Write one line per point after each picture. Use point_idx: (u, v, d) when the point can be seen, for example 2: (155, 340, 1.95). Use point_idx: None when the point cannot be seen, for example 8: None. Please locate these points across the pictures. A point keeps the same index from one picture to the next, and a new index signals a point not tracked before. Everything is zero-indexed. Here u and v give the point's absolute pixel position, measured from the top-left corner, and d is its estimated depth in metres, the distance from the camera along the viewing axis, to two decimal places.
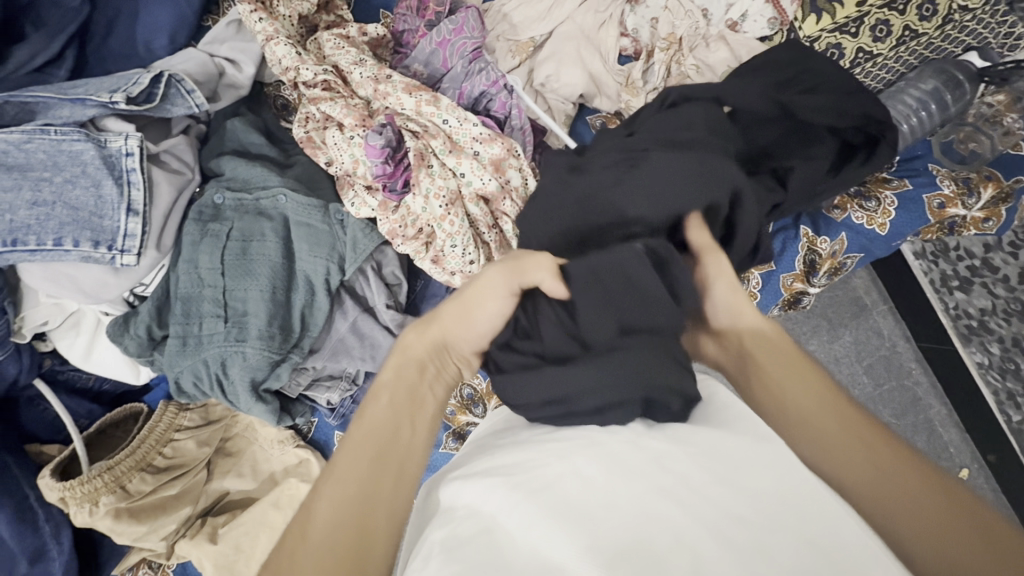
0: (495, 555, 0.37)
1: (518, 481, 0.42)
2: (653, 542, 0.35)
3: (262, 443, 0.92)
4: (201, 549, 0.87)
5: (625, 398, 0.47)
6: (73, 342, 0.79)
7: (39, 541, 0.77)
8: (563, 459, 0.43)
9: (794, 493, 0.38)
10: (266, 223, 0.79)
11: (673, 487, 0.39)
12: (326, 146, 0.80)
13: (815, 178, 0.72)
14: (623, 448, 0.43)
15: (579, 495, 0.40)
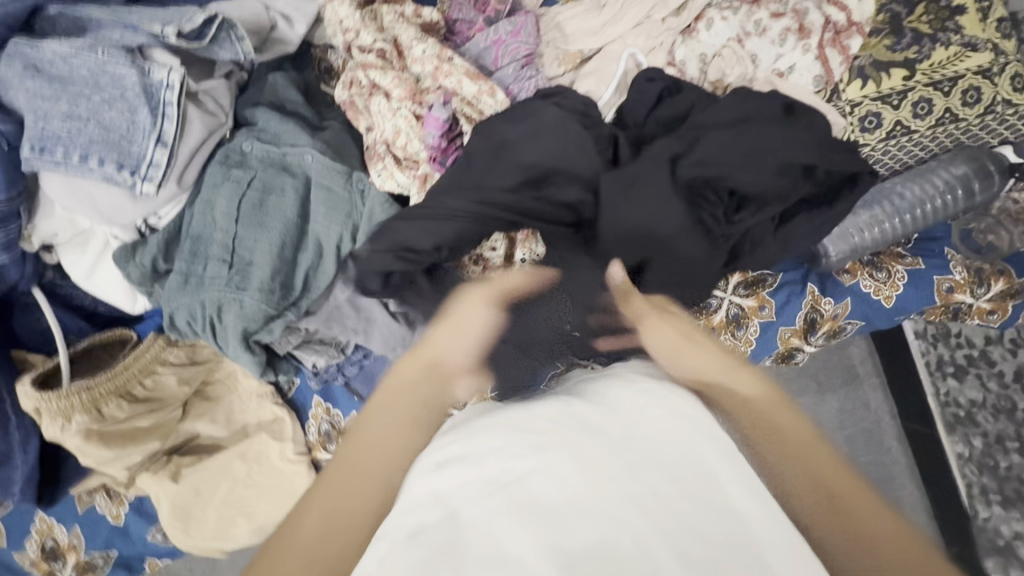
0: (448, 542, 0.38)
1: (488, 472, 0.41)
2: (618, 553, 0.36)
3: (241, 393, 0.93)
4: (163, 486, 0.87)
5: (594, 402, 0.45)
6: (77, 260, 0.80)
7: (6, 447, 0.77)
8: (540, 454, 0.41)
9: (754, 524, 0.39)
10: (288, 179, 0.80)
11: (642, 498, 0.39)
12: (370, 112, 0.81)
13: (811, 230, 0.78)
14: (604, 446, 0.41)
15: (549, 496, 0.39)
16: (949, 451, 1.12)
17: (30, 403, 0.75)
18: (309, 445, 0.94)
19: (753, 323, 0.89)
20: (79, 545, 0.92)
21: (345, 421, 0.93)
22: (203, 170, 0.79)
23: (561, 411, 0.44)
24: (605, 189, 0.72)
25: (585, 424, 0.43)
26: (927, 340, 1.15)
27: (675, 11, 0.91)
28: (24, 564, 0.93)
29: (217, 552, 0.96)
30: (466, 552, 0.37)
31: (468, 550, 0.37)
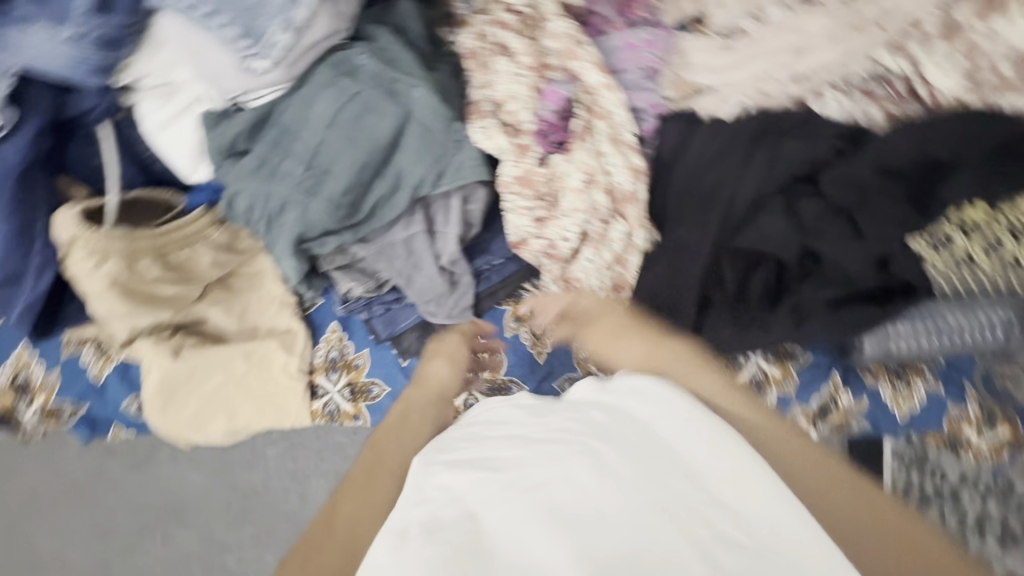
0: (474, 541, 0.52)
1: (512, 479, 0.55)
2: (646, 554, 0.48)
3: (263, 294, 0.91)
4: (159, 357, 0.85)
5: (608, 414, 0.58)
6: (154, 109, 0.78)
7: (22, 266, 0.75)
8: (558, 465, 0.54)
9: (761, 533, 0.48)
10: (391, 104, 0.78)
11: (667, 504, 0.50)
12: (492, 71, 0.82)
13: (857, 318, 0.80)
14: (617, 458, 0.54)
15: (572, 501, 0.52)
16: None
17: (67, 233, 0.73)
18: (311, 367, 0.93)
19: (771, 391, 0.94)
20: (52, 389, 0.89)
21: (354, 354, 0.93)
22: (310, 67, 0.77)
23: (577, 418, 0.58)
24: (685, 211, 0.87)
25: (600, 436, 0.56)
26: None
27: (795, 77, 0.92)
28: None
29: (182, 443, 0.95)
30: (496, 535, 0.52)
31: (506, 548, 0.51)
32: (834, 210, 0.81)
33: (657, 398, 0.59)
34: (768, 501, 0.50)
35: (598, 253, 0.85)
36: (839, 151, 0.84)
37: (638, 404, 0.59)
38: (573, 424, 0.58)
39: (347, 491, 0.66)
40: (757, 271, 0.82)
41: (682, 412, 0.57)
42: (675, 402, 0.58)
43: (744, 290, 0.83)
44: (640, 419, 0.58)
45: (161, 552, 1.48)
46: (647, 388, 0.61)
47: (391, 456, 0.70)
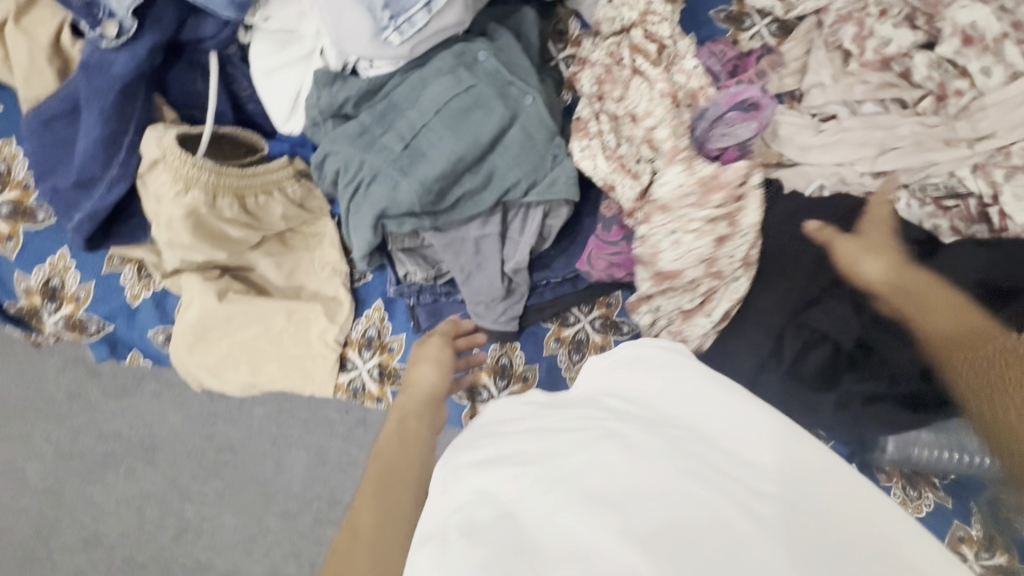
0: (518, 535, 0.39)
1: (540, 471, 0.43)
2: (686, 523, 0.36)
3: (317, 257, 0.90)
4: (202, 296, 0.83)
5: (627, 400, 0.48)
6: (269, 54, 0.78)
7: (97, 174, 0.74)
8: (581, 452, 0.42)
9: (822, 490, 0.37)
10: (501, 104, 0.79)
11: (698, 469, 0.39)
12: (628, 88, 0.84)
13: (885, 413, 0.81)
14: (645, 434, 0.42)
15: (605, 484, 0.40)
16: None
17: (155, 153, 0.73)
18: (346, 339, 0.91)
19: None
20: (82, 302, 0.86)
21: (391, 337, 0.90)
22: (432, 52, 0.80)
23: (595, 407, 0.48)
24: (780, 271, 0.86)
25: (618, 416, 0.45)
26: None
27: (875, 173, 0.93)
28: (17, 286, 0.88)
29: (195, 383, 0.92)
30: (534, 533, 0.39)
31: (541, 539, 0.38)
32: None
33: (670, 365, 0.50)
34: (807, 454, 0.39)
35: (680, 302, 0.79)
36: (914, 255, 0.83)
37: (644, 375, 0.50)
38: (590, 411, 0.47)
39: (344, 540, 0.51)
40: (815, 349, 0.83)
41: (693, 376, 0.48)
42: (679, 366, 0.50)
43: (799, 363, 0.83)
44: (649, 393, 0.48)
45: (120, 488, 1.43)
46: (651, 357, 0.52)
47: (399, 454, 0.60)
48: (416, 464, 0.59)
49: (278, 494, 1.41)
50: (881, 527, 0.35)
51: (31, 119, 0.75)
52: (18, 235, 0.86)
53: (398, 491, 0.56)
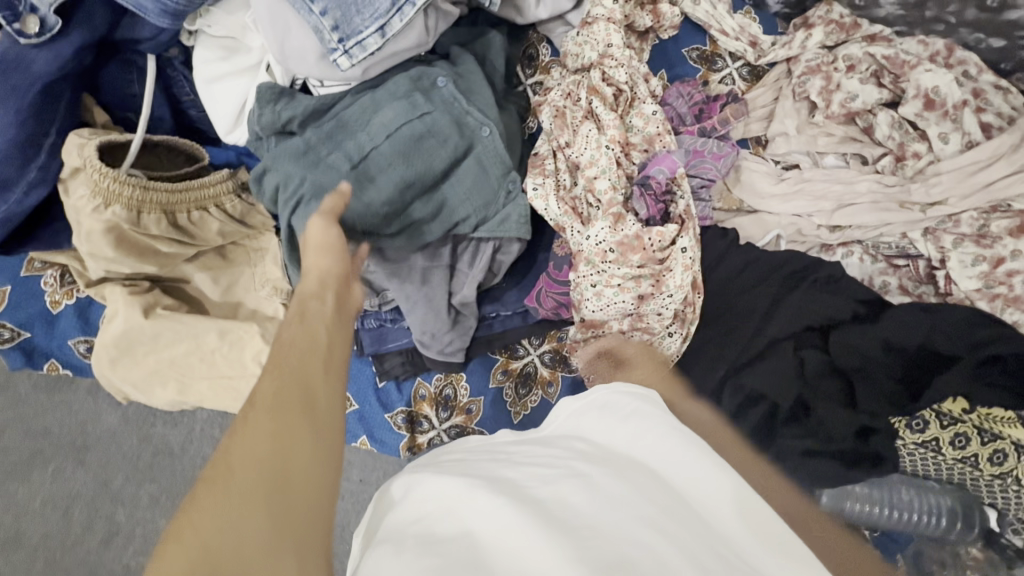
0: (468, 554, 0.38)
1: (500, 487, 0.43)
2: (634, 561, 0.36)
3: (257, 273, 0.86)
4: (126, 309, 0.78)
5: (591, 445, 0.49)
6: (212, 62, 0.73)
7: (12, 177, 0.68)
8: (549, 486, 0.43)
9: (765, 553, 0.37)
10: (457, 135, 0.76)
11: (655, 516, 0.39)
12: (576, 134, 0.83)
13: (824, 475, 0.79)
14: (609, 477, 0.43)
15: (568, 516, 0.40)
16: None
17: (75, 159, 0.68)
18: None
19: None
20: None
21: None
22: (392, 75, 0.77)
23: (566, 449, 0.48)
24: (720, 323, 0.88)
25: (585, 458, 0.46)
26: None
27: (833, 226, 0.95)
28: None
29: (119, 396, 0.88)
30: (484, 554, 0.38)
31: (492, 562, 0.37)
32: (834, 368, 0.83)
33: (636, 412, 0.50)
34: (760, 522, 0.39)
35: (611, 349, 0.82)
36: (855, 315, 0.85)
37: (610, 420, 0.51)
38: (561, 452, 0.48)
39: (204, 494, 0.30)
40: (752, 408, 0.82)
41: (655, 426, 0.48)
42: (644, 415, 0.50)
43: (735, 420, 0.82)
44: (615, 440, 0.48)
45: (45, 487, 1.35)
46: (619, 401, 0.53)
47: (321, 367, 0.41)
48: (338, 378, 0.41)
49: None
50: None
51: None
52: None
53: (286, 425, 0.35)
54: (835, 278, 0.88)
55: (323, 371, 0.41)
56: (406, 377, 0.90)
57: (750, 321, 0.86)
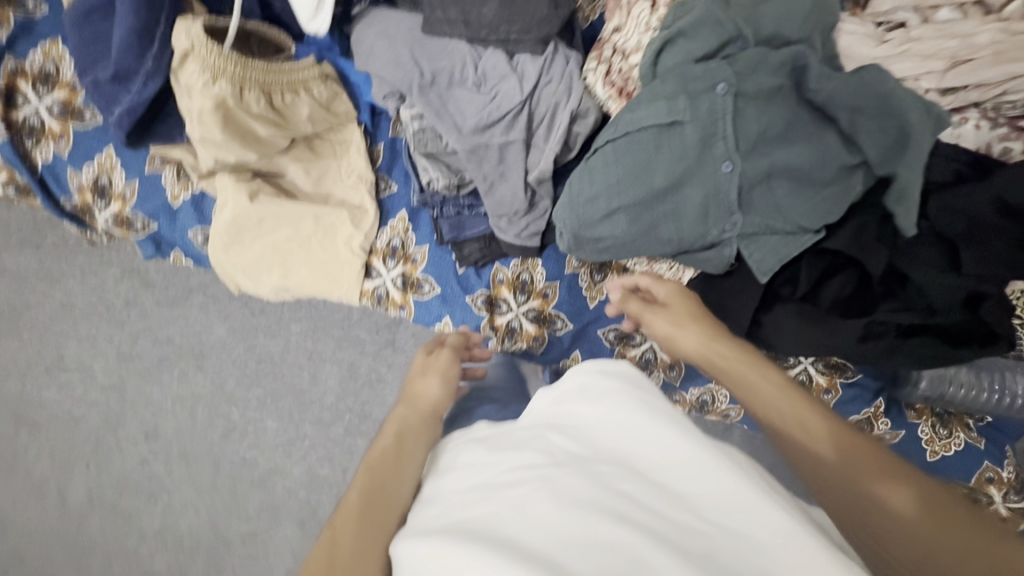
0: None
1: (480, 517, 0.44)
2: (610, 562, 0.38)
3: (344, 165, 0.92)
4: (237, 198, 0.86)
5: (566, 435, 0.50)
6: None
7: (134, 66, 0.75)
8: (524, 507, 0.44)
9: (724, 509, 0.41)
10: (722, 101, 0.68)
11: (625, 507, 0.41)
12: (627, 14, 0.78)
13: (928, 346, 0.77)
14: (581, 479, 0.44)
15: (548, 536, 0.41)
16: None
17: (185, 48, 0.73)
18: (371, 248, 0.94)
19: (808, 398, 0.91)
20: (128, 200, 0.91)
21: (414, 249, 0.93)
22: (718, 39, 0.70)
23: (540, 450, 0.49)
24: (814, 172, 0.72)
25: (555, 458, 0.47)
26: None
27: (944, 90, 0.88)
28: (69, 181, 0.92)
29: (232, 285, 0.98)
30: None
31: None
32: (934, 235, 0.77)
33: (606, 393, 0.52)
34: (708, 468, 0.43)
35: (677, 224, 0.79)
36: (958, 175, 0.78)
37: (581, 407, 0.52)
38: (536, 456, 0.48)
39: None
40: (837, 277, 0.77)
41: (626, 404, 0.50)
42: (613, 394, 0.51)
43: (816, 292, 0.78)
44: (587, 426, 0.50)
45: (173, 389, 1.55)
46: (591, 385, 0.54)
47: (360, 505, 0.53)
48: (390, 514, 0.53)
49: (313, 404, 1.51)
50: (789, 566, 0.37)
51: (71, 13, 0.77)
52: (69, 133, 0.90)
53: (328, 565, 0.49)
54: (935, 121, 0.75)
55: (366, 499, 0.54)
56: (484, 263, 0.92)
57: (843, 182, 0.74)
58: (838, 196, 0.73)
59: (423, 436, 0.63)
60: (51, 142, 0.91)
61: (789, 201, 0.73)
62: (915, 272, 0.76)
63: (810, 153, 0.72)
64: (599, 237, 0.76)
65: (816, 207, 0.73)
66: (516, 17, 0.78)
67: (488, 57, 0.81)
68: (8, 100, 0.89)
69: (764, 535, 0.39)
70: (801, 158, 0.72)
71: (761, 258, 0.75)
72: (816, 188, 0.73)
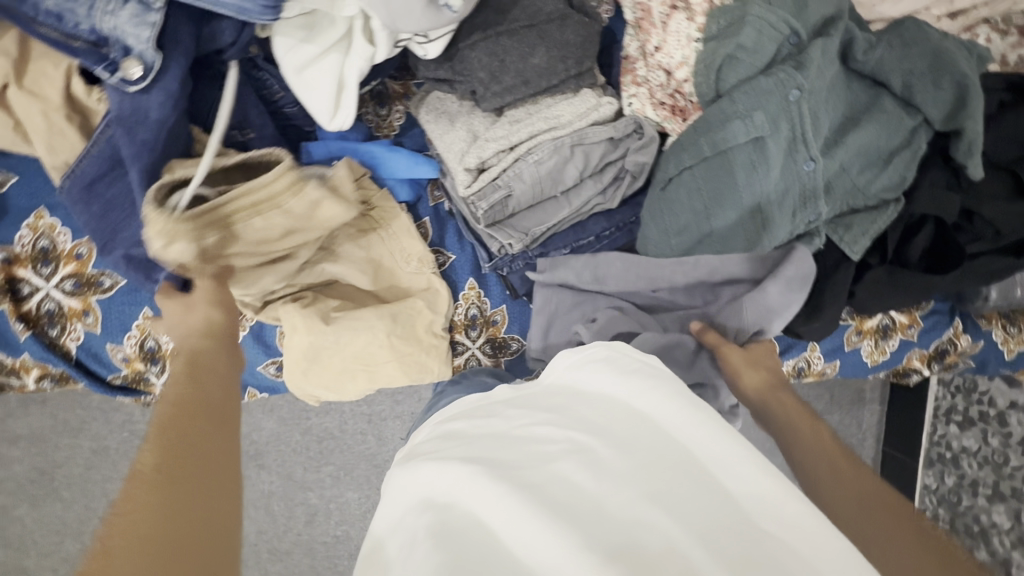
0: (498, 550, 0.38)
1: (506, 474, 0.42)
2: (642, 545, 0.36)
3: (398, 251, 0.82)
4: (310, 323, 0.76)
5: (590, 405, 0.48)
6: (296, 45, 0.67)
7: None
8: (548, 464, 0.42)
9: (750, 503, 0.39)
10: (789, 106, 0.69)
11: (656, 491, 0.39)
12: (664, 31, 0.75)
13: (996, 265, 0.81)
14: (611, 453, 0.42)
15: (572, 500, 0.39)
16: (918, 478, 1.47)
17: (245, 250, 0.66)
18: (450, 324, 0.87)
19: (896, 338, 0.96)
20: None
21: (492, 311, 0.88)
22: (775, 44, 0.69)
23: (564, 414, 0.47)
24: (878, 144, 0.74)
25: (583, 427, 0.45)
26: (947, 389, 1.40)
27: (953, 13, 0.89)
28: (113, 357, 0.83)
29: (312, 400, 0.87)
30: (503, 549, 0.38)
31: (509, 562, 0.37)
32: (990, 166, 0.80)
33: (639, 370, 0.48)
34: (755, 462, 0.40)
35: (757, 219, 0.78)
36: (1001, 104, 0.81)
37: (609, 375, 0.49)
38: (560, 419, 0.46)
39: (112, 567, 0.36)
40: (920, 232, 0.79)
41: (661, 391, 0.45)
42: (649, 371, 0.48)
43: (901, 253, 0.81)
44: (612, 393, 0.48)
45: None
46: (620, 356, 0.50)
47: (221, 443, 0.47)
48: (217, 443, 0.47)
49: None
50: (807, 552, 0.36)
51: (68, 189, 0.65)
52: (93, 308, 0.81)
53: (208, 440, 0.46)
54: (979, 57, 0.76)
55: (209, 399, 0.51)
56: None
57: (910, 144, 0.75)
58: (909, 161, 0.75)
59: (219, 370, 0.55)
60: (76, 322, 0.81)
61: (866, 180, 0.75)
62: (985, 208, 0.78)
63: (873, 130, 0.74)
64: (701, 264, 0.75)
65: (888, 177, 0.75)
66: (552, 62, 0.74)
67: (546, 101, 0.77)
68: (12, 292, 0.79)
69: (806, 548, 0.36)
70: (867, 136, 0.74)
71: (852, 240, 0.76)
72: (884, 159, 0.75)
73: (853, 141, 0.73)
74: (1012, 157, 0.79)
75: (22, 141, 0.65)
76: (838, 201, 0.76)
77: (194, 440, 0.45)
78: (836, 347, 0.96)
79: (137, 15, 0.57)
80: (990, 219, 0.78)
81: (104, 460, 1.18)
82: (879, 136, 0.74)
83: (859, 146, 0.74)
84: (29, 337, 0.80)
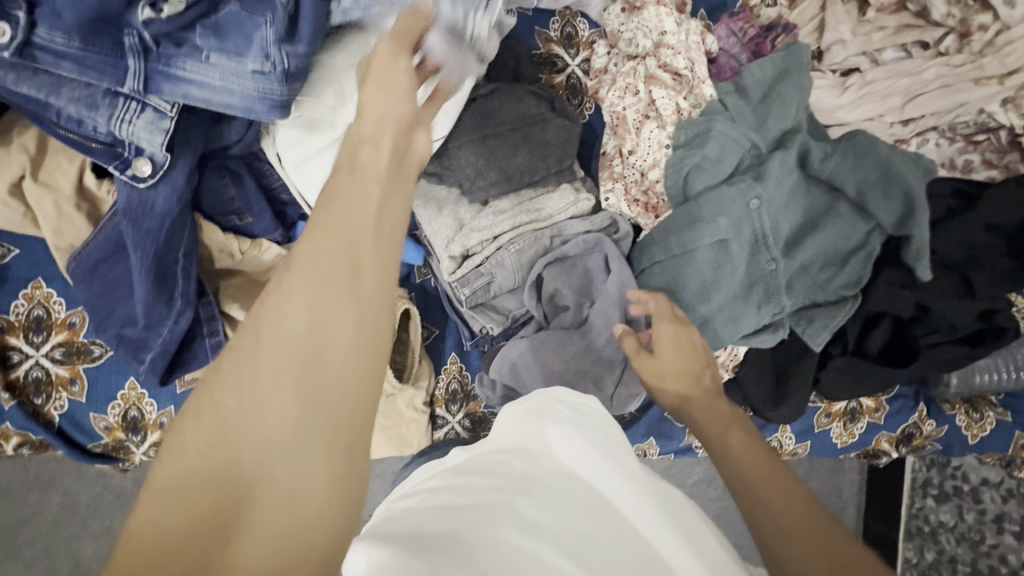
0: None
1: (431, 531, 0.41)
2: None
3: None
4: None
5: (525, 462, 0.51)
6: (295, 142, 0.72)
7: (161, 313, 0.69)
8: (478, 522, 0.42)
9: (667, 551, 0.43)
10: (749, 211, 0.76)
11: (580, 547, 0.41)
12: (636, 137, 0.81)
13: (953, 357, 0.85)
14: (540, 509, 0.44)
15: (498, 555, 0.39)
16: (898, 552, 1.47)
17: (400, 131, 0.44)
18: (430, 398, 0.89)
19: (864, 421, 0.99)
20: (167, 426, 0.85)
21: (473, 385, 0.91)
22: (737, 157, 0.77)
23: (498, 472, 0.49)
24: (836, 245, 0.80)
25: (516, 485, 0.47)
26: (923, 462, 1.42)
27: (904, 120, 0.97)
28: (95, 426, 0.84)
29: None
30: None
31: None
32: (941, 266, 0.86)
33: (568, 419, 0.54)
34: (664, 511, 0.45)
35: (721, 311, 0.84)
36: (950, 209, 0.88)
37: (543, 431, 0.53)
38: (494, 478, 0.48)
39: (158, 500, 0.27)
40: (875, 327, 0.84)
41: (587, 441, 0.51)
42: (577, 424, 0.53)
43: (861, 344, 0.85)
44: (545, 452, 0.52)
45: None
46: (553, 408, 0.56)
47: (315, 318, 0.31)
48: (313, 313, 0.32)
49: None
50: None
51: (72, 270, 0.68)
52: (81, 376, 0.83)
53: (307, 340, 0.31)
54: (926, 171, 0.83)
55: (348, 248, 0.34)
56: None
57: (865, 246, 0.81)
58: (866, 261, 0.80)
59: (361, 194, 0.37)
60: (62, 390, 0.82)
61: (828, 280, 0.80)
62: (937, 305, 0.83)
63: (830, 233, 0.80)
64: None
65: (847, 275, 0.80)
66: (535, 159, 0.79)
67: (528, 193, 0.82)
68: (2, 361, 0.80)
69: None
70: (825, 238, 0.80)
71: (814, 332, 0.81)
72: (841, 260, 0.81)
73: (812, 243, 0.79)
74: (961, 258, 0.85)
75: (30, 224, 0.69)
76: (801, 297, 0.81)
77: (293, 346, 0.31)
78: (806, 428, 0.98)
79: (154, 122, 0.62)
80: (941, 316, 0.84)
81: (73, 517, 1.15)
82: (837, 238, 0.80)
83: (818, 248, 0.80)
84: (13, 406, 0.80)
